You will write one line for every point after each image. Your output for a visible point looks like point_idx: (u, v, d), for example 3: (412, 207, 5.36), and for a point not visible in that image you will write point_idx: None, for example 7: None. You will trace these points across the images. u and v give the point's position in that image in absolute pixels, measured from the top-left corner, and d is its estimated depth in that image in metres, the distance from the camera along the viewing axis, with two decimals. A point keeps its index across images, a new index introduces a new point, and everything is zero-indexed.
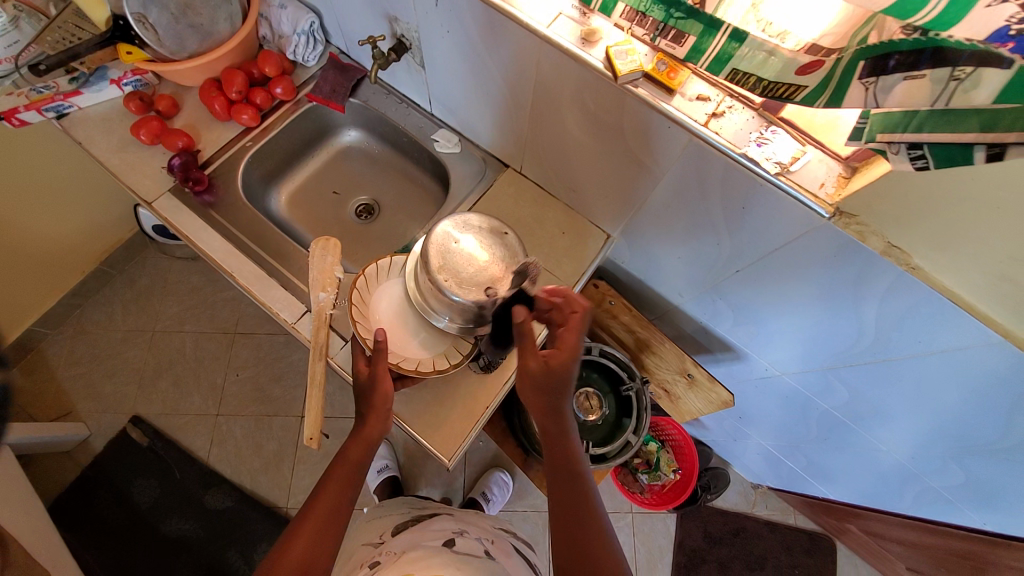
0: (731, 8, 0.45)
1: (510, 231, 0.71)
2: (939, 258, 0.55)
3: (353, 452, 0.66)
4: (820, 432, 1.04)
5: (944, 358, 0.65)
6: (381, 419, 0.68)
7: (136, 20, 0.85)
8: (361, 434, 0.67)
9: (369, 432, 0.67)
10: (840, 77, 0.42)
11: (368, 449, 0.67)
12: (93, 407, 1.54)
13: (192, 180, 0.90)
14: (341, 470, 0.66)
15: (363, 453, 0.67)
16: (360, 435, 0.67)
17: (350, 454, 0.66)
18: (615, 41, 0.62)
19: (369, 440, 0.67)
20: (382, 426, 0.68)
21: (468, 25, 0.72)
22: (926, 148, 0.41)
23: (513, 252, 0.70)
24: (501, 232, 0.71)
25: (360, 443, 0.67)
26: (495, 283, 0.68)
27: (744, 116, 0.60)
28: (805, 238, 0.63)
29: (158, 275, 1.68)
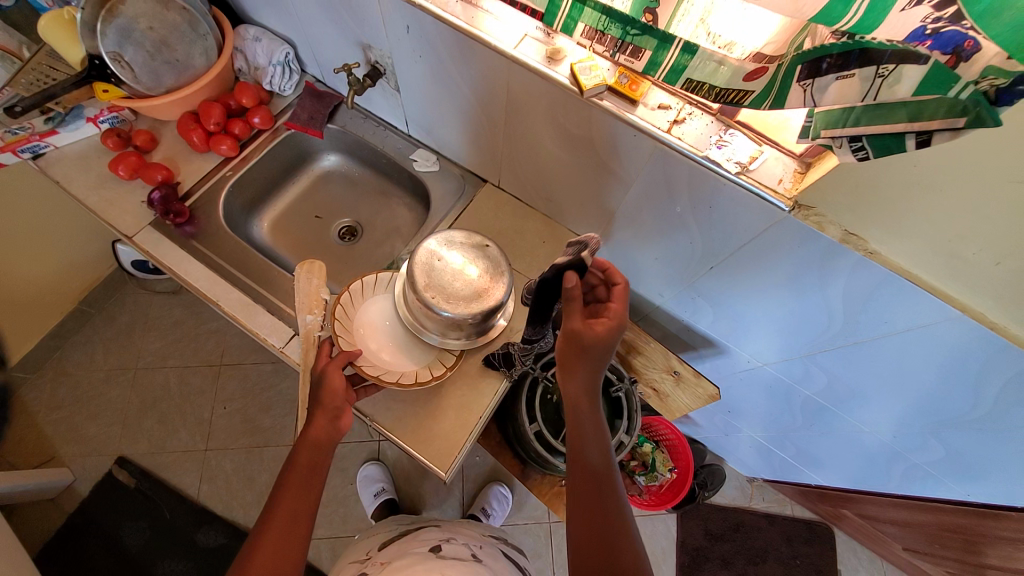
0: (682, 24, 0.49)
1: (491, 244, 0.76)
2: (892, 241, 0.59)
3: (303, 456, 0.65)
4: (806, 419, 1.07)
5: (910, 336, 0.68)
6: (328, 419, 0.68)
7: (111, 58, 0.86)
8: (309, 438, 0.67)
9: (316, 434, 0.67)
10: (781, 80, 0.45)
11: (322, 452, 0.67)
12: (76, 451, 1.49)
13: (173, 213, 0.91)
14: (297, 475, 0.65)
15: (316, 455, 0.66)
16: (308, 440, 0.66)
17: (301, 459, 0.66)
18: (578, 58, 0.66)
19: (318, 441, 0.66)
20: (331, 425, 0.68)
21: (439, 50, 0.76)
22: (865, 140, 0.44)
23: (496, 263, 0.74)
24: (482, 245, 0.75)
25: (311, 447, 0.66)
26: (484, 293, 0.72)
27: (704, 121, 0.64)
28: (770, 232, 0.66)
29: (139, 311, 1.65)
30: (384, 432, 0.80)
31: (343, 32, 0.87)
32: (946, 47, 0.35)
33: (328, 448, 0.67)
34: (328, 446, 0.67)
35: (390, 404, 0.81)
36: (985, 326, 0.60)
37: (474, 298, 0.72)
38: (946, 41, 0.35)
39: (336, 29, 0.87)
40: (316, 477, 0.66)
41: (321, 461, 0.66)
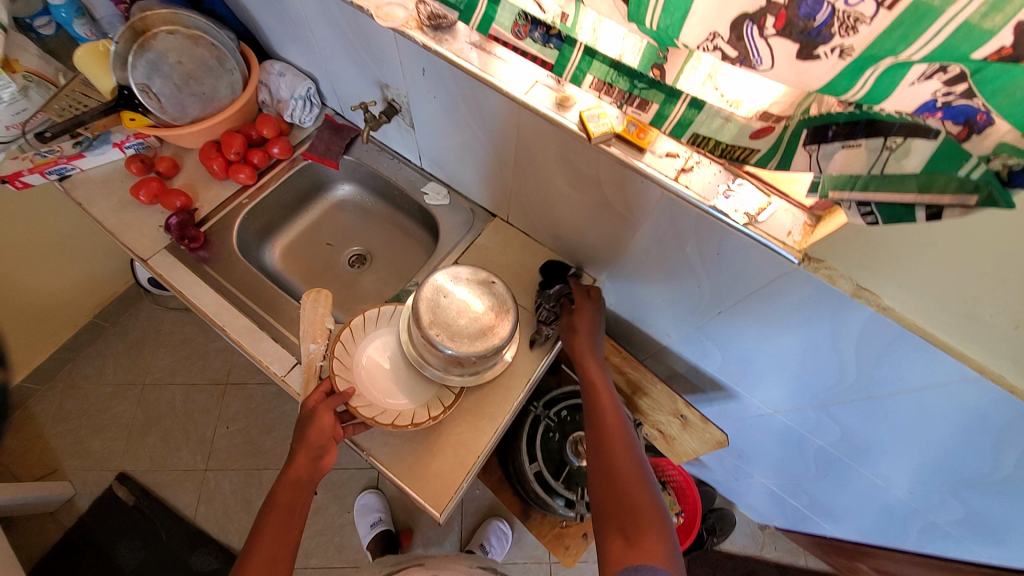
0: (688, 79, 0.48)
1: (497, 281, 0.76)
2: (905, 298, 0.57)
3: (282, 497, 0.68)
4: (818, 469, 1.03)
5: (924, 393, 0.66)
6: (307, 460, 0.70)
7: (140, 90, 0.90)
8: (288, 479, 0.70)
9: (295, 474, 0.69)
10: (788, 141, 0.46)
11: (300, 493, 0.69)
12: (78, 465, 1.50)
13: (188, 238, 0.93)
14: (273, 518, 0.67)
15: (294, 496, 0.69)
16: (287, 479, 0.69)
17: (280, 498, 0.68)
18: (587, 106, 0.66)
19: (296, 481, 0.69)
20: (310, 467, 0.70)
21: (453, 91, 0.78)
22: (874, 206, 0.43)
23: (502, 300, 0.74)
24: (488, 281, 0.76)
25: (290, 487, 0.69)
26: (489, 329, 0.72)
27: (712, 170, 0.63)
28: (781, 281, 0.65)
29: (151, 326, 1.68)
30: (378, 465, 0.79)
31: (362, 71, 0.90)
32: (958, 118, 0.34)
33: (307, 488, 0.70)
34: (306, 487, 0.70)
35: (387, 438, 0.80)
36: (1003, 389, 0.57)
37: (479, 334, 0.72)
38: (958, 112, 0.34)
39: (356, 68, 0.90)
40: (293, 517, 0.68)
41: (299, 502, 0.69)
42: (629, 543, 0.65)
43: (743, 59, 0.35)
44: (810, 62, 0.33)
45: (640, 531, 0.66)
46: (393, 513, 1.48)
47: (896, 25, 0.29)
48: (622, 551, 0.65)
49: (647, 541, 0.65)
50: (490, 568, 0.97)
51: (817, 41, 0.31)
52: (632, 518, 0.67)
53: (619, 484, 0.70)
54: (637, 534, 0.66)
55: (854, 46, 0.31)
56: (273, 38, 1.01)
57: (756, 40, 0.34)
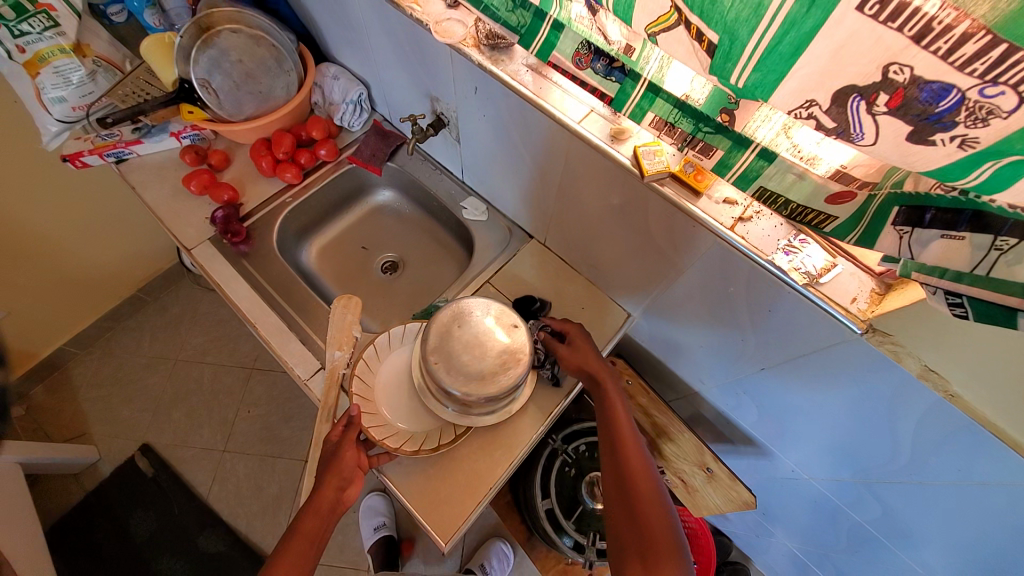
0: (762, 128, 0.45)
1: (522, 324, 0.71)
2: (979, 389, 0.51)
3: (307, 524, 0.66)
4: (850, 544, 0.95)
5: (988, 490, 0.59)
6: (333, 490, 0.69)
7: (200, 84, 0.92)
8: (313, 506, 0.68)
9: (321, 502, 0.68)
10: (873, 215, 0.41)
11: (324, 522, 0.67)
12: (106, 431, 1.56)
13: (231, 232, 0.95)
14: (296, 545, 0.65)
15: (318, 524, 0.67)
16: (313, 506, 0.68)
17: (304, 526, 0.67)
18: (643, 141, 0.64)
19: (323, 509, 0.67)
20: (335, 496, 0.69)
21: (503, 111, 0.76)
22: (966, 300, 0.38)
23: (518, 348, 0.69)
24: (512, 324, 0.71)
25: (316, 515, 0.67)
26: (493, 374, 0.68)
27: (772, 223, 0.59)
28: (836, 349, 0.60)
29: (189, 305, 1.74)
30: (390, 484, 0.77)
31: (414, 83, 0.89)
32: None
33: (330, 518, 0.68)
34: (332, 516, 0.68)
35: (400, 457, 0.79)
36: None
37: (485, 379, 0.68)
38: None
39: (408, 78, 0.90)
40: (315, 546, 0.66)
41: (322, 530, 0.67)
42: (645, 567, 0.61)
43: (841, 132, 0.31)
44: (922, 146, 0.29)
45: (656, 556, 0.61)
46: (398, 519, 1.48)
47: None
48: (638, 574, 0.60)
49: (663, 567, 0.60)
50: None
51: (936, 127, 0.28)
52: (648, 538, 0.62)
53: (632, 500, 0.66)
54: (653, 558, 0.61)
55: (979, 139, 0.27)
56: (331, 41, 1.02)
57: (861, 115, 0.30)
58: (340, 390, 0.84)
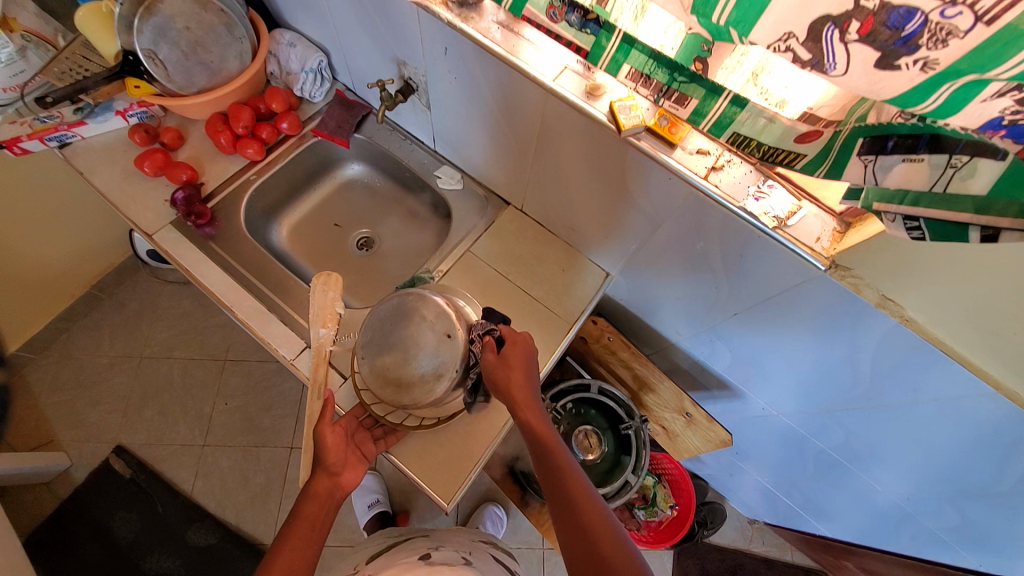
0: (732, 76, 0.47)
1: (455, 334, 0.74)
2: (930, 312, 0.56)
3: (307, 508, 0.65)
4: (816, 470, 1.04)
5: (936, 404, 0.66)
6: (327, 475, 0.70)
7: (145, 56, 0.86)
8: (310, 493, 0.68)
9: (317, 487, 0.68)
10: (838, 150, 0.44)
11: (324, 506, 0.67)
12: (75, 435, 1.49)
13: (195, 214, 0.90)
14: (299, 529, 0.62)
15: (318, 509, 0.66)
16: (310, 494, 0.67)
17: (304, 512, 0.65)
18: (618, 96, 0.64)
19: (321, 494, 0.68)
20: (330, 482, 0.69)
21: (475, 72, 0.75)
22: (922, 222, 0.41)
23: (441, 356, 0.74)
24: (448, 333, 0.75)
25: (316, 500, 0.67)
26: (408, 374, 0.74)
27: (742, 170, 0.62)
28: (803, 287, 0.64)
29: (148, 299, 1.65)
30: (400, 464, 0.78)
31: (379, 46, 0.86)
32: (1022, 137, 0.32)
33: (330, 504, 0.68)
34: (331, 502, 0.68)
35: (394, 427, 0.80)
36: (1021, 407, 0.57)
37: (417, 375, 0.74)
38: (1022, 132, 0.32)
39: (371, 41, 0.86)
40: (317, 532, 0.63)
41: (322, 514, 0.66)
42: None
43: (816, 63, 0.33)
44: (888, 72, 0.31)
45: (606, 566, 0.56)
46: (391, 494, 1.50)
47: (992, 41, 0.27)
48: None
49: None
50: (493, 543, 0.98)
51: (901, 51, 0.29)
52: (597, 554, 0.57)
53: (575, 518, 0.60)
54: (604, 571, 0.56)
55: (939, 59, 0.29)
56: (284, 6, 0.96)
57: (835, 44, 0.31)
58: (329, 367, 0.84)
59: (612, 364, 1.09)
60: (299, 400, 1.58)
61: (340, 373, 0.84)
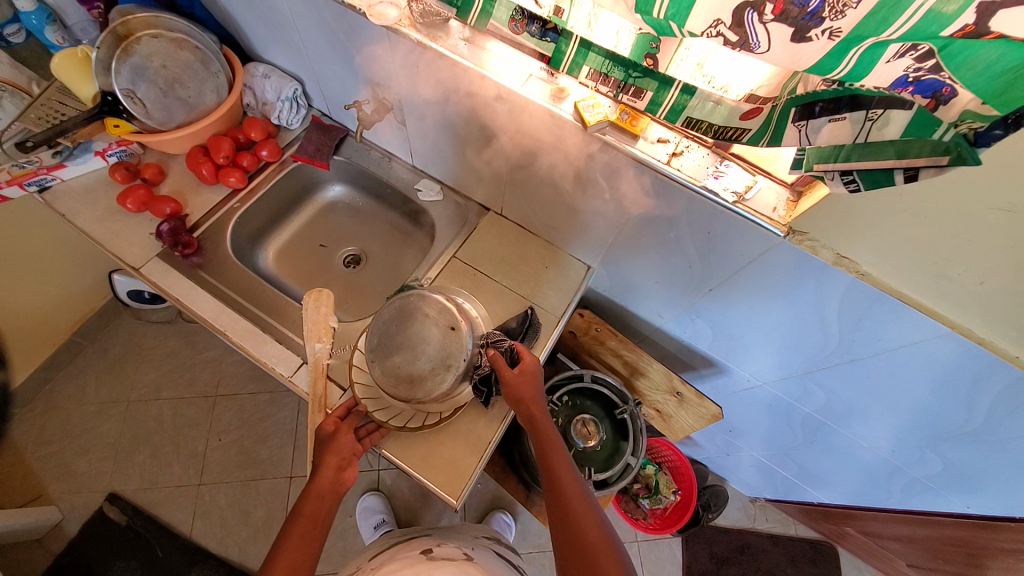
0: (680, 67, 0.52)
1: (459, 325, 0.79)
2: (882, 264, 0.62)
3: (308, 507, 0.67)
4: (805, 436, 1.09)
5: (901, 352, 0.71)
6: (333, 470, 0.71)
7: (125, 95, 0.91)
8: (314, 491, 0.69)
9: (322, 482, 0.70)
10: (777, 121, 0.49)
11: (326, 502, 0.69)
12: (64, 488, 1.44)
13: (181, 244, 0.92)
14: (300, 528, 0.65)
15: (320, 506, 0.68)
16: (313, 491, 0.69)
17: (305, 510, 0.67)
18: (582, 96, 0.70)
19: (323, 491, 0.69)
20: (335, 475, 0.71)
21: (446, 86, 0.80)
22: (856, 174, 0.46)
23: (446, 349, 0.79)
24: (451, 326, 0.79)
25: (316, 498, 0.68)
26: (416, 374, 0.78)
27: (701, 154, 0.68)
28: (767, 255, 0.69)
29: (131, 342, 1.63)
30: (394, 458, 0.80)
31: (351, 70, 0.90)
32: (927, 91, 0.38)
33: (332, 498, 0.69)
34: (332, 497, 0.70)
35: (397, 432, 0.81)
36: (976, 342, 0.62)
37: (426, 368, 0.78)
38: (926, 86, 0.37)
39: (345, 66, 0.91)
40: (317, 529, 0.66)
41: (322, 511, 0.67)
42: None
43: (743, 43, 0.39)
44: (803, 44, 0.36)
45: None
46: (396, 514, 1.49)
47: (880, 6, 0.32)
48: None
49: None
50: (496, 539, 0.99)
51: (810, 24, 0.35)
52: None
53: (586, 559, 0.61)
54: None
55: (842, 28, 0.34)
56: (256, 40, 1.00)
57: (756, 27, 0.37)
58: (328, 380, 0.85)
59: (602, 354, 1.13)
60: (294, 429, 1.56)
61: (340, 385, 0.85)
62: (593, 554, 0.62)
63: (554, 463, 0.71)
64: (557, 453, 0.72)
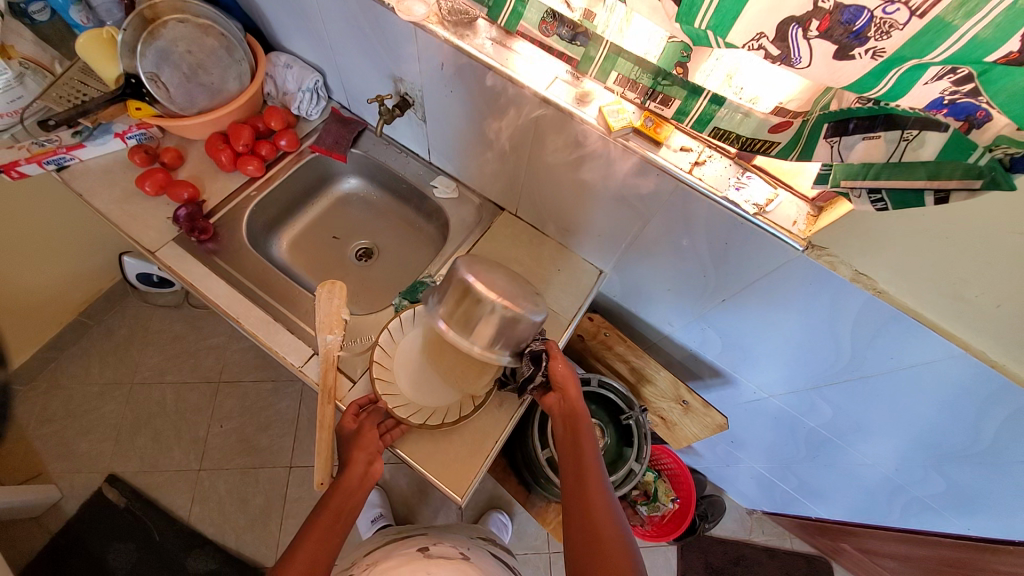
0: (709, 78, 0.53)
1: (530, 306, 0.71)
2: (898, 283, 0.62)
3: (335, 501, 0.69)
4: (808, 450, 1.09)
5: (912, 371, 0.71)
6: (363, 465, 0.73)
7: (148, 79, 0.91)
8: (343, 484, 0.72)
9: (352, 477, 0.72)
10: (807, 135, 0.49)
11: (353, 497, 0.71)
12: (65, 467, 1.45)
13: (198, 230, 0.92)
14: (324, 520, 0.67)
15: (346, 500, 0.70)
16: (343, 484, 0.72)
17: (332, 503, 0.69)
18: (606, 102, 0.70)
19: (352, 486, 0.72)
20: (365, 469, 0.73)
21: (470, 85, 0.80)
22: (885, 194, 0.46)
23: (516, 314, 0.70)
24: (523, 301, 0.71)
25: (343, 492, 0.71)
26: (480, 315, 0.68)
27: (723, 164, 0.68)
28: (783, 269, 0.70)
29: (137, 325, 1.63)
30: (405, 458, 0.81)
31: (375, 64, 0.90)
32: (960, 114, 0.38)
33: (360, 493, 0.72)
34: (361, 490, 0.72)
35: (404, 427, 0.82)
36: (988, 364, 0.63)
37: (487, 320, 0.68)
38: (960, 110, 0.38)
39: (368, 60, 0.91)
40: (340, 524, 0.68)
41: (348, 507, 0.70)
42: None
43: (784, 57, 0.39)
44: (846, 61, 0.36)
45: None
46: (394, 508, 1.49)
47: (927, 29, 0.32)
48: None
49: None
50: (491, 539, 0.99)
51: (854, 43, 0.35)
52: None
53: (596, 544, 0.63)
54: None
55: (885, 49, 0.34)
56: (280, 30, 1.01)
57: (799, 41, 0.37)
58: (338, 371, 0.86)
59: (610, 360, 1.13)
60: (296, 419, 1.57)
61: (349, 377, 0.86)
62: (604, 542, 0.63)
63: (580, 449, 0.73)
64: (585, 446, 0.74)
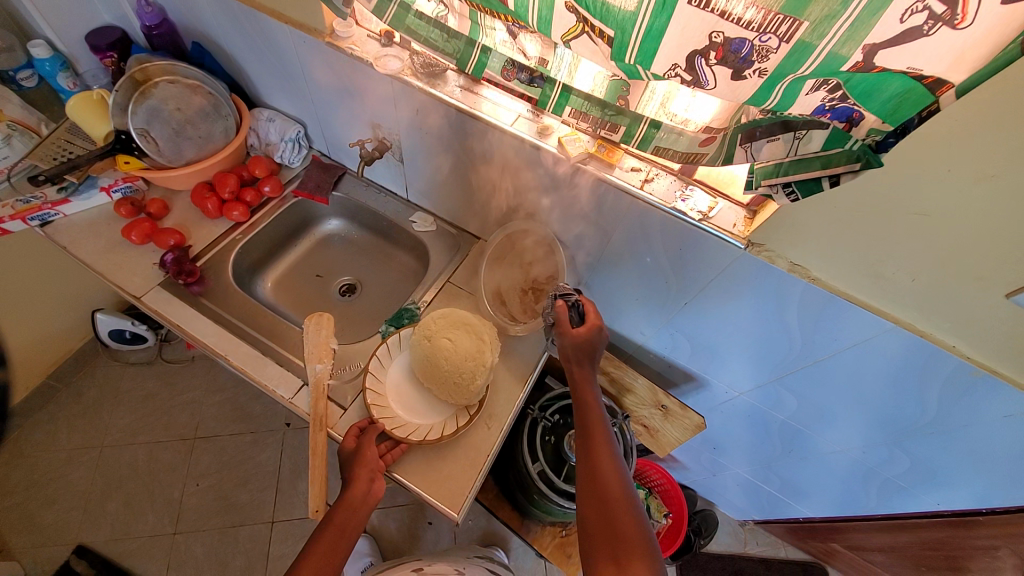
0: (649, 106, 0.64)
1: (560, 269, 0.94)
2: (828, 269, 0.72)
3: (339, 517, 0.73)
4: (784, 446, 1.15)
5: (859, 350, 0.79)
6: (365, 481, 0.76)
7: (139, 134, 0.98)
8: (347, 499, 0.75)
9: (355, 495, 0.74)
10: (728, 145, 0.59)
11: (356, 513, 0.74)
12: (29, 541, 1.37)
13: (185, 273, 0.96)
14: (328, 537, 0.72)
15: (349, 516, 0.73)
16: (347, 500, 0.74)
17: (336, 520, 0.73)
18: (564, 133, 0.80)
19: (355, 502, 0.74)
20: (367, 486, 0.75)
21: (444, 127, 0.89)
22: (795, 186, 0.56)
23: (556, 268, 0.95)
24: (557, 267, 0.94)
25: (347, 508, 0.74)
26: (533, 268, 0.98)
27: (669, 180, 0.78)
28: (732, 267, 0.78)
29: (107, 385, 1.59)
30: (403, 480, 0.81)
31: (355, 113, 0.99)
32: (842, 117, 0.49)
33: (363, 510, 0.75)
34: (365, 507, 0.75)
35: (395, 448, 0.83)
36: (917, 334, 0.71)
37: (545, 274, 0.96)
38: (841, 114, 0.49)
39: (348, 110, 0.99)
40: (345, 539, 0.72)
41: (352, 523, 0.73)
42: (620, 570, 0.66)
43: (695, 81, 0.49)
44: (741, 81, 0.47)
45: (629, 558, 0.67)
46: (385, 555, 1.44)
47: (793, 51, 0.42)
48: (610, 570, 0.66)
49: (635, 569, 0.65)
50: (491, 558, 1.01)
51: (745, 66, 0.45)
52: (624, 550, 0.67)
53: (609, 515, 0.70)
54: (626, 561, 0.66)
55: (768, 67, 0.45)
56: (263, 88, 1.09)
57: (704, 68, 0.47)
58: (328, 401, 0.87)
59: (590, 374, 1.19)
60: (277, 471, 1.51)
61: (340, 405, 0.88)
62: (620, 521, 0.70)
63: (591, 432, 0.78)
64: (598, 432, 0.78)
